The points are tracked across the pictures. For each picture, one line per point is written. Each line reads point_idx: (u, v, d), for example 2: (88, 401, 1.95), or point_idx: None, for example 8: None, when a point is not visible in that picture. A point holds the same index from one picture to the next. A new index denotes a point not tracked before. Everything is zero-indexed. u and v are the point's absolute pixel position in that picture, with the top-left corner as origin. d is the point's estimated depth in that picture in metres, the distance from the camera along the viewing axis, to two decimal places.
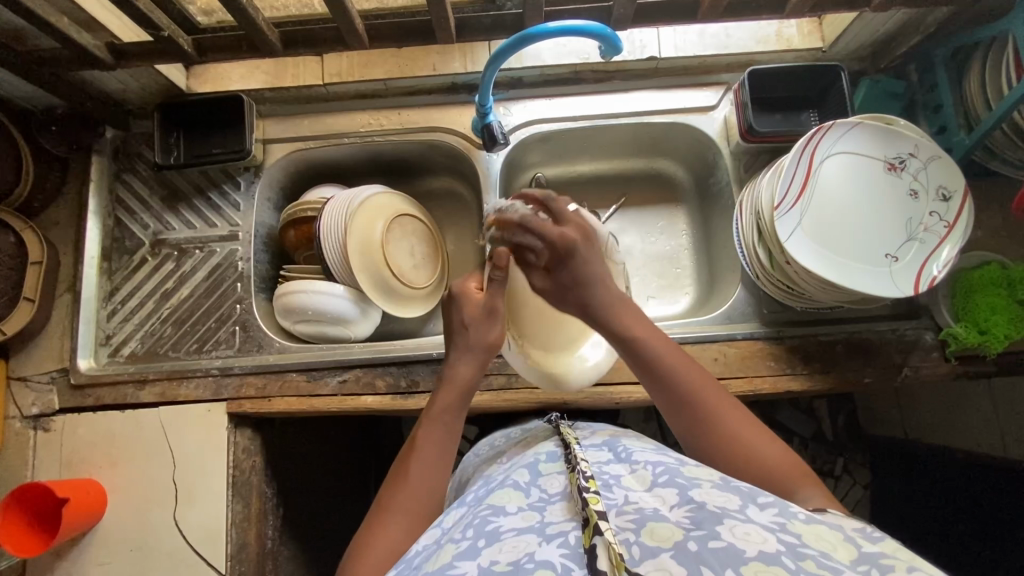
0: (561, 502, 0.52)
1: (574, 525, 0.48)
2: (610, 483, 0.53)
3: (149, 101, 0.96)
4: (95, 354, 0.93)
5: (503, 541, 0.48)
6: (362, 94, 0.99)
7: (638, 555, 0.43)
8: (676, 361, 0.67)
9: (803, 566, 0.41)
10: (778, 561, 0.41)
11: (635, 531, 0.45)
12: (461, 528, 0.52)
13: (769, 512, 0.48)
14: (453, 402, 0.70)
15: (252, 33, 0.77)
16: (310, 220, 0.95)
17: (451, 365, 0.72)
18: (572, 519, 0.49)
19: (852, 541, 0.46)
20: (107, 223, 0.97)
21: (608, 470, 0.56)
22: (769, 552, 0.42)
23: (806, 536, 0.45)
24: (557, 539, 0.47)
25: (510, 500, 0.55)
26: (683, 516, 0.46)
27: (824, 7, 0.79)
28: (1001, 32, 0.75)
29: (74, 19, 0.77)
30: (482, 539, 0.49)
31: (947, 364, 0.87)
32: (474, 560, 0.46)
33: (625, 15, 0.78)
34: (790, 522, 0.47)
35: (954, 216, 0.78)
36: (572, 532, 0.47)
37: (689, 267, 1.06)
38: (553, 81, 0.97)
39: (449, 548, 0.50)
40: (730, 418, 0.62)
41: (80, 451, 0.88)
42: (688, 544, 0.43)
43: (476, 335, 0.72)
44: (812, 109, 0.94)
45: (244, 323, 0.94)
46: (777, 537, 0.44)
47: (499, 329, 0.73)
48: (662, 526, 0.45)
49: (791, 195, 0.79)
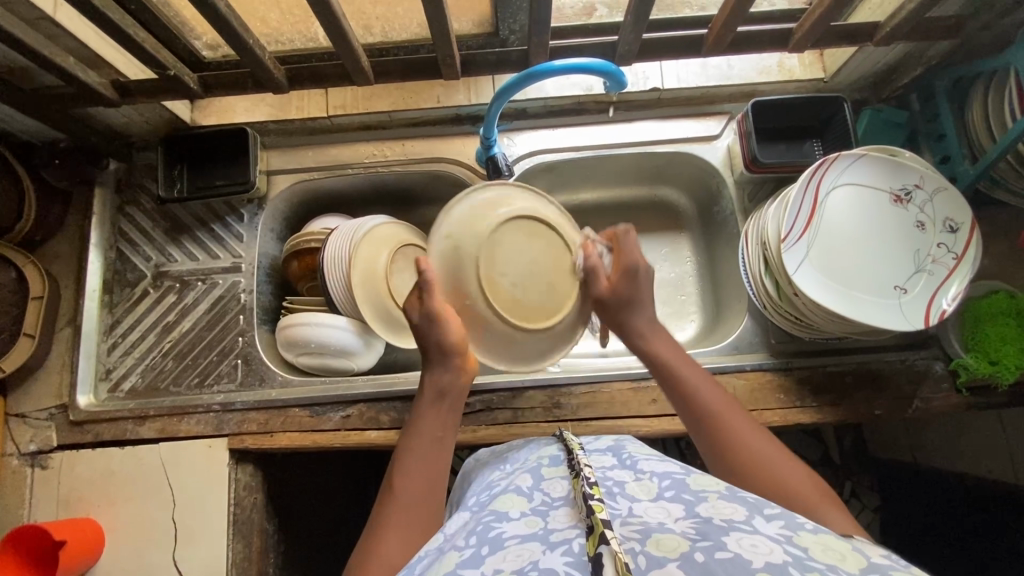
0: (565, 508, 0.53)
1: (578, 533, 0.48)
2: (613, 491, 0.54)
3: (153, 132, 0.96)
4: (94, 390, 0.92)
5: (506, 551, 0.48)
6: (365, 126, 0.99)
7: (644, 565, 0.43)
8: (693, 376, 0.70)
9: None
10: (785, 572, 0.41)
11: (640, 540, 0.45)
12: (465, 535, 0.54)
13: (775, 523, 0.48)
14: (432, 408, 0.71)
15: (258, 71, 0.77)
16: (313, 251, 0.95)
17: (425, 371, 0.72)
18: (575, 527, 0.49)
19: (859, 551, 0.47)
20: (108, 255, 0.96)
21: (612, 476, 0.58)
22: (775, 564, 0.42)
23: (814, 550, 0.45)
24: (562, 547, 0.46)
25: (512, 506, 0.56)
26: (688, 527, 0.47)
27: (827, 42, 0.79)
28: (1003, 65, 0.76)
29: (81, 58, 0.77)
30: (486, 548, 0.49)
31: (958, 395, 0.86)
32: (478, 569, 0.46)
33: (630, 51, 0.79)
34: (797, 535, 0.47)
35: (962, 248, 0.77)
36: (576, 539, 0.47)
37: (694, 295, 1.05)
38: (557, 112, 0.98)
39: (452, 558, 0.50)
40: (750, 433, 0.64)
41: (79, 490, 0.86)
42: (695, 555, 0.43)
43: (434, 344, 0.69)
44: (815, 138, 0.94)
45: (246, 356, 0.93)
46: (785, 548, 0.44)
47: (455, 333, 0.69)
48: (668, 537, 0.46)
49: (798, 226, 0.79)
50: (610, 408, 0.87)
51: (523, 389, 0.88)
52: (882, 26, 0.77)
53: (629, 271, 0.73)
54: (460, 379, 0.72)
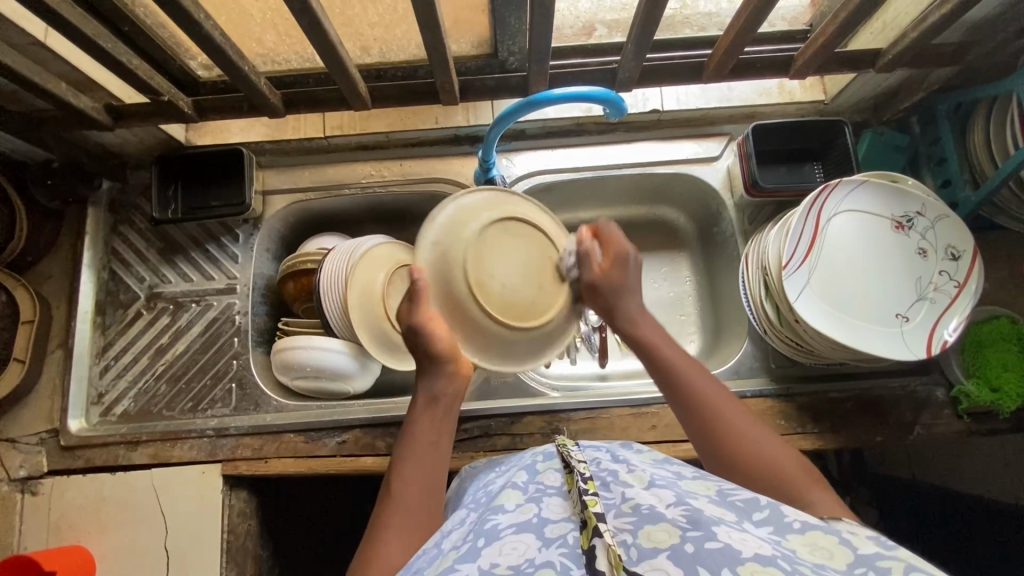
0: (559, 497, 0.56)
1: (572, 527, 0.51)
2: (608, 481, 0.57)
3: (147, 152, 0.94)
4: (86, 414, 0.90)
5: (503, 542, 0.50)
6: (362, 146, 0.98)
7: (636, 556, 0.45)
8: (699, 378, 0.69)
9: (799, 570, 0.44)
10: (773, 563, 0.43)
11: (632, 532, 0.48)
12: (462, 535, 0.55)
13: (764, 529, 0.50)
14: (427, 415, 0.72)
15: (254, 96, 0.76)
16: (309, 272, 0.93)
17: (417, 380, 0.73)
18: (569, 521, 0.51)
19: (846, 544, 0.49)
20: (101, 275, 0.94)
21: (606, 468, 0.59)
22: (765, 555, 0.44)
23: (802, 551, 0.47)
24: (557, 542, 0.49)
25: (509, 499, 0.58)
26: (680, 515, 0.49)
27: (829, 68, 0.79)
28: (1006, 92, 0.75)
29: (72, 82, 0.76)
30: (483, 540, 0.52)
31: (960, 421, 0.85)
32: (475, 563, 0.49)
33: (630, 78, 0.79)
34: (786, 539, 0.49)
35: (964, 276, 0.77)
36: (570, 533, 0.50)
37: (693, 314, 1.05)
38: (556, 132, 0.97)
39: (451, 554, 0.52)
40: (715, 392, 0.68)
41: (70, 516, 0.85)
42: (685, 546, 0.45)
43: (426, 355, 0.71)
44: (815, 160, 0.93)
45: (241, 379, 0.91)
46: (774, 546, 0.46)
47: (444, 345, 0.69)
48: (658, 529, 0.47)
49: (800, 252, 0.78)
50: (609, 435, 0.86)
51: (521, 415, 0.87)
52: (884, 53, 0.76)
53: (620, 260, 0.71)
54: (456, 386, 0.73)
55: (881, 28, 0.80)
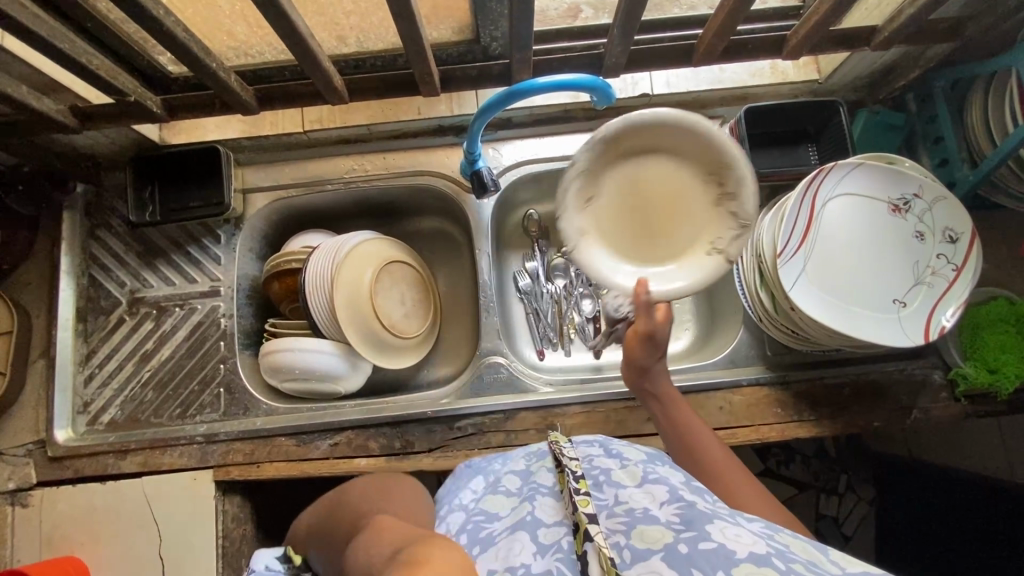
0: (551, 497, 0.55)
1: (566, 531, 0.49)
2: (600, 480, 0.56)
3: (121, 152, 0.91)
4: (73, 423, 0.89)
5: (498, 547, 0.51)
6: (345, 140, 0.95)
7: (630, 559, 0.45)
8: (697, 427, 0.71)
9: (794, 566, 0.41)
10: (768, 563, 0.41)
11: (625, 533, 0.47)
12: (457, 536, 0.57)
13: (756, 524, 0.49)
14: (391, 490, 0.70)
15: (226, 93, 0.73)
16: (294, 271, 0.91)
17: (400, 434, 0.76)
18: (563, 524, 0.50)
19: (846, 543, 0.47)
20: (81, 282, 0.92)
21: (598, 464, 0.59)
22: (759, 553, 0.42)
23: (795, 546, 0.45)
24: (552, 548, 0.48)
25: (502, 505, 0.58)
26: (673, 515, 0.48)
27: (823, 48, 0.76)
28: (1004, 67, 0.73)
29: (34, 84, 0.72)
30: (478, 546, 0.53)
31: (956, 404, 0.84)
32: None
33: (618, 63, 0.76)
34: (778, 534, 0.47)
35: (962, 258, 0.75)
36: (564, 537, 0.49)
37: (688, 302, 1.03)
38: (543, 120, 0.94)
39: None
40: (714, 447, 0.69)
41: (60, 528, 0.84)
42: (679, 546, 0.44)
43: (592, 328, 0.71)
44: (810, 143, 0.91)
45: (228, 384, 0.90)
46: (767, 542, 0.45)
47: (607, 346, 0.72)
48: (653, 528, 0.47)
49: (795, 238, 0.76)
50: (604, 429, 0.85)
51: (515, 411, 0.86)
52: (880, 30, 0.73)
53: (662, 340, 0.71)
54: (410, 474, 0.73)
55: (876, 4, 0.77)
